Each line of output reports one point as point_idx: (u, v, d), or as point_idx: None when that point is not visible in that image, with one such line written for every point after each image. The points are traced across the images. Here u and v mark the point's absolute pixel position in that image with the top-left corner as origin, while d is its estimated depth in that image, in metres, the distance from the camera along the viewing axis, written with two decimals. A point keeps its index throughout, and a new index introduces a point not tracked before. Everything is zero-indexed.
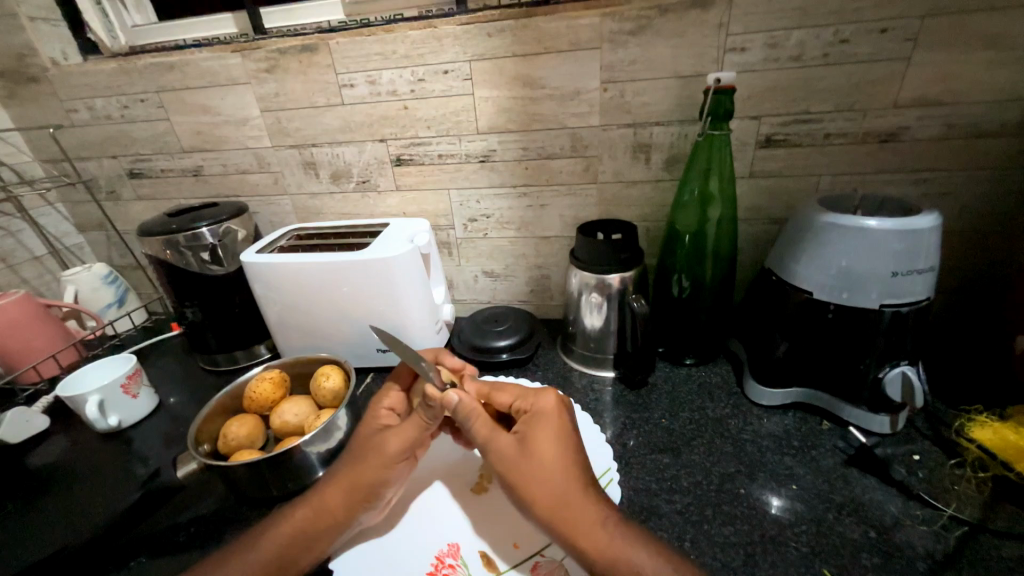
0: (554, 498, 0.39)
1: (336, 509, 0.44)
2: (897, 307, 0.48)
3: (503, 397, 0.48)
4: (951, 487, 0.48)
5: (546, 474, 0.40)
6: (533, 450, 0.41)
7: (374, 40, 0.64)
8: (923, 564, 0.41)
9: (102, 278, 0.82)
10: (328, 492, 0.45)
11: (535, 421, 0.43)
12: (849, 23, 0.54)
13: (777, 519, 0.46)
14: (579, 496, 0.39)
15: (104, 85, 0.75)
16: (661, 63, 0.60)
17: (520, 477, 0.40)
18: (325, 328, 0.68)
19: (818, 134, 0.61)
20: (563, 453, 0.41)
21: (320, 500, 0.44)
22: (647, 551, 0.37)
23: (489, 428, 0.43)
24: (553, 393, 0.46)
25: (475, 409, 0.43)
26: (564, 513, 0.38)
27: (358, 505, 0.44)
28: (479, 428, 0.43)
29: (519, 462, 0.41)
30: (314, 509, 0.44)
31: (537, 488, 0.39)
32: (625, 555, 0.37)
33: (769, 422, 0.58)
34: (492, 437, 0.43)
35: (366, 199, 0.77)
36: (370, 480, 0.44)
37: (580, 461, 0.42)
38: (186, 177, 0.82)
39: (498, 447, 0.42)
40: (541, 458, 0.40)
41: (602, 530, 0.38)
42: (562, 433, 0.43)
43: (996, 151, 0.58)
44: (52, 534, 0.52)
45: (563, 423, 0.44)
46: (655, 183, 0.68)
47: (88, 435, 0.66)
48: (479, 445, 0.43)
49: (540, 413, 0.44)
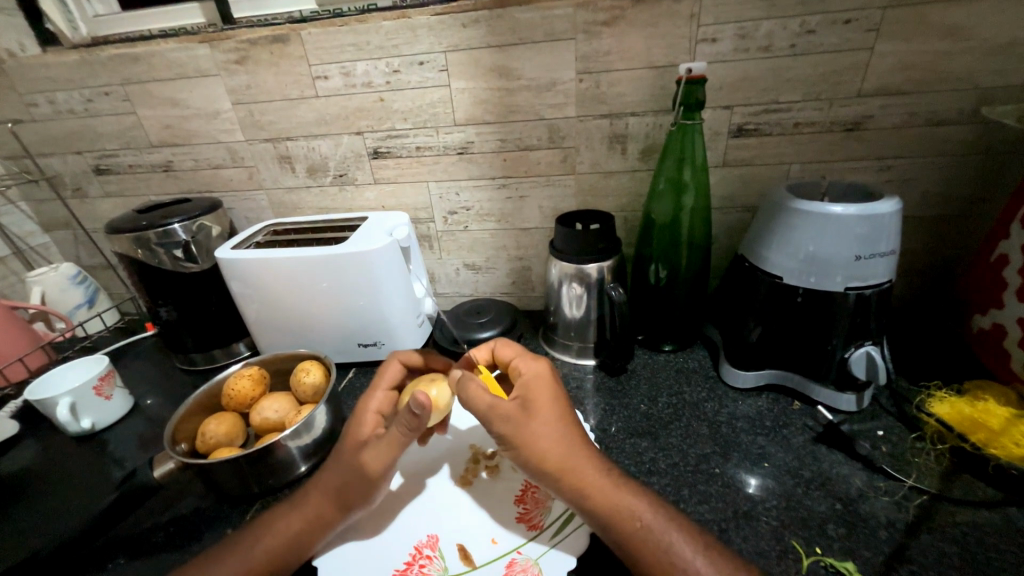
0: (561, 453, 0.42)
1: (324, 514, 0.44)
2: (861, 290, 0.50)
3: (505, 353, 0.52)
4: (912, 460, 0.51)
5: (550, 433, 0.43)
6: (536, 410, 0.44)
7: (347, 31, 0.63)
8: (885, 532, 0.44)
9: (70, 278, 0.80)
10: (318, 497, 0.45)
11: (532, 384, 0.46)
12: (815, 14, 0.55)
13: (751, 496, 0.48)
14: (581, 455, 0.43)
15: (65, 77, 0.72)
16: (636, 53, 0.60)
17: (527, 437, 0.43)
18: (303, 325, 0.67)
19: (788, 122, 0.62)
20: (561, 415, 0.44)
21: (310, 502, 0.45)
22: (645, 502, 0.42)
23: (490, 396, 0.44)
24: (546, 360, 0.49)
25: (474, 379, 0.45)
26: (571, 465, 0.42)
27: (350, 505, 0.45)
28: (481, 397, 0.44)
29: (522, 423, 0.43)
30: (307, 510, 0.45)
31: (545, 445, 0.42)
32: (627, 503, 0.41)
33: (743, 404, 0.60)
34: (495, 404, 0.43)
35: (344, 192, 0.76)
36: (370, 485, 0.45)
37: (575, 421, 0.46)
38: (155, 173, 0.80)
39: (503, 412, 0.43)
40: (545, 418, 0.43)
41: (605, 481, 0.42)
42: (560, 397, 0.46)
43: (955, 138, 0.60)
44: (22, 540, 0.51)
45: (557, 388, 0.47)
46: (632, 173, 0.69)
47: (60, 438, 0.65)
48: (481, 414, 0.43)
49: (537, 376, 0.47)
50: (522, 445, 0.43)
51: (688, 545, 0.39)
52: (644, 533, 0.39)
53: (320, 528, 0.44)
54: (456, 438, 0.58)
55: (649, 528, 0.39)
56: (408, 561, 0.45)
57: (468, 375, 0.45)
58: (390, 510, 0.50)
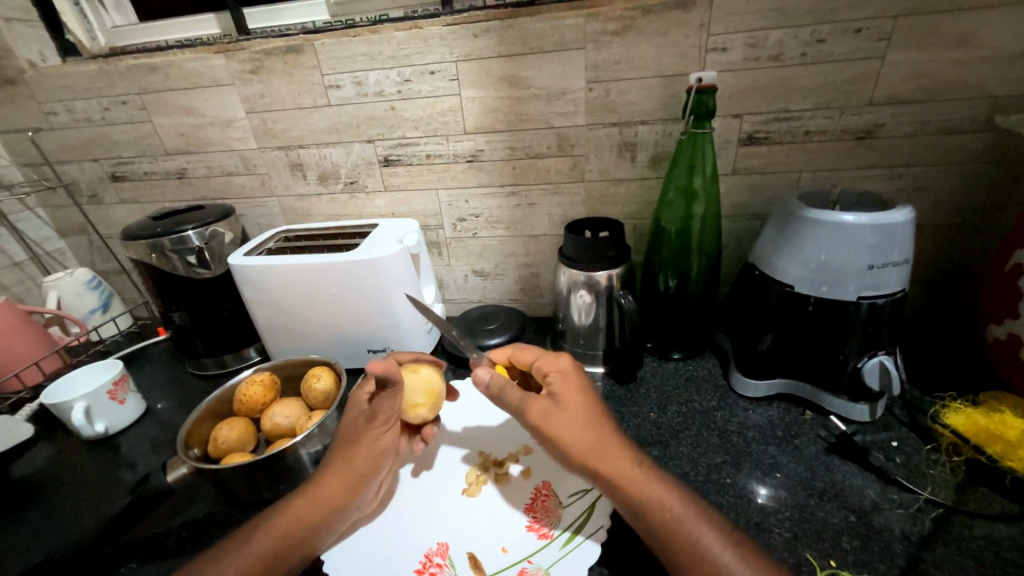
0: (589, 443, 0.42)
1: (339, 495, 0.45)
2: (874, 300, 0.50)
3: (525, 356, 0.52)
4: (927, 472, 0.50)
5: (577, 426, 0.43)
6: (566, 404, 0.44)
7: (360, 41, 0.64)
8: (900, 546, 0.43)
9: (85, 283, 0.81)
10: (336, 475, 0.46)
11: (561, 379, 0.47)
12: (825, 23, 0.55)
13: (762, 507, 0.48)
14: (610, 445, 0.43)
15: (84, 87, 0.74)
16: (646, 62, 0.61)
17: (554, 433, 0.44)
18: (314, 331, 0.68)
19: (799, 131, 0.62)
20: (589, 407, 0.45)
21: (329, 484, 0.46)
22: (675, 495, 0.41)
23: (520, 395, 0.46)
24: (568, 356, 0.50)
25: (506, 382, 0.47)
26: (601, 455, 0.42)
27: (360, 481, 0.47)
28: (512, 396, 0.46)
29: (549, 418, 0.44)
30: (322, 493, 0.45)
31: (571, 437, 0.43)
32: (655, 495, 0.40)
33: (754, 414, 0.60)
34: (523, 404, 0.46)
35: (355, 199, 0.77)
36: (371, 449, 0.48)
37: (603, 413, 0.45)
38: (170, 180, 0.81)
39: (532, 410, 0.45)
40: (574, 410, 0.44)
41: (635, 471, 0.42)
42: (590, 390, 0.47)
43: (968, 147, 0.60)
44: (37, 544, 0.52)
45: (584, 382, 0.47)
46: (641, 181, 0.69)
47: (74, 442, 0.66)
48: (512, 410, 0.46)
49: (560, 373, 0.47)
50: (550, 439, 0.44)
51: (717, 541, 0.38)
52: (673, 525, 0.39)
53: (337, 507, 0.45)
54: (465, 445, 0.58)
55: (678, 521, 0.39)
56: (418, 570, 0.45)
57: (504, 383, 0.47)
58: (401, 517, 0.50)
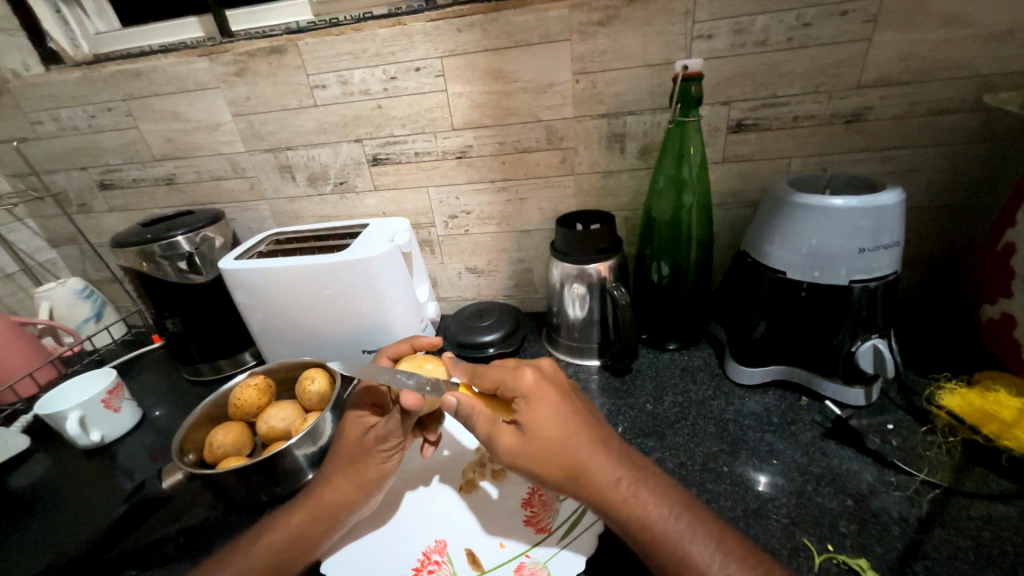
0: (564, 469, 0.41)
1: (335, 508, 0.45)
2: (866, 282, 0.50)
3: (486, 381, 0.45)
4: (923, 453, 0.50)
5: (549, 453, 0.41)
6: (536, 433, 0.41)
7: (344, 39, 0.63)
8: (898, 528, 0.43)
9: (77, 292, 0.81)
10: (333, 490, 0.45)
11: (527, 405, 0.42)
12: (810, 7, 0.55)
13: (760, 494, 0.48)
14: (588, 466, 0.41)
15: (68, 95, 0.73)
16: (632, 52, 0.60)
17: (527, 460, 0.41)
18: (307, 333, 0.68)
19: (787, 116, 0.62)
20: (561, 429, 0.41)
21: (324, 499, 0.45)
22: (658, 509, 0.40)
23: (488, 421, 0.43)
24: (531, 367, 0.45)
25: (474, 404, 0.44)
26: (579, 479, 0.41)
27: (358, 496, 0.46)
28: (482, 424, 0.44)
29: (519, 447, 0.42)
30: (318, 507, 0.45)
31: (544, 466, 0.41)
32: (638, 511, 0.40)
33: (751, 401, 0.59)
34: (492, 431, 0.43)
35: (345, 200, 0.77)
36: (370, 468, 0.46)
37: (578, 430, 0.42)
38: (159, 186, 0.80)
39: (501, 440, 0.42)
40: (545, 440, 0.41)
41: (617, 490, 0.41)
42: (562, 406, 0.43)
43: (957, 127, 0.60)
44: (35, 554, 0.51)
45: (553, 398, 0.43)
46: (631, 172, 0.69)
47: (71, 452, 0.65)
48: (481, 440, 0.44)
49: (525, 396, 0.43)
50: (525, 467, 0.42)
51: (704, 552, 0.38)
52: (656, 542, 0.39)
53: (334, 520, 0.45)
54: (460, 444, 0.58)
55: (662, 536, 0.39)
56: (416, 568, 0.45)
57: (472, 412, 0.44)
58: (398, 516, 0.50)
